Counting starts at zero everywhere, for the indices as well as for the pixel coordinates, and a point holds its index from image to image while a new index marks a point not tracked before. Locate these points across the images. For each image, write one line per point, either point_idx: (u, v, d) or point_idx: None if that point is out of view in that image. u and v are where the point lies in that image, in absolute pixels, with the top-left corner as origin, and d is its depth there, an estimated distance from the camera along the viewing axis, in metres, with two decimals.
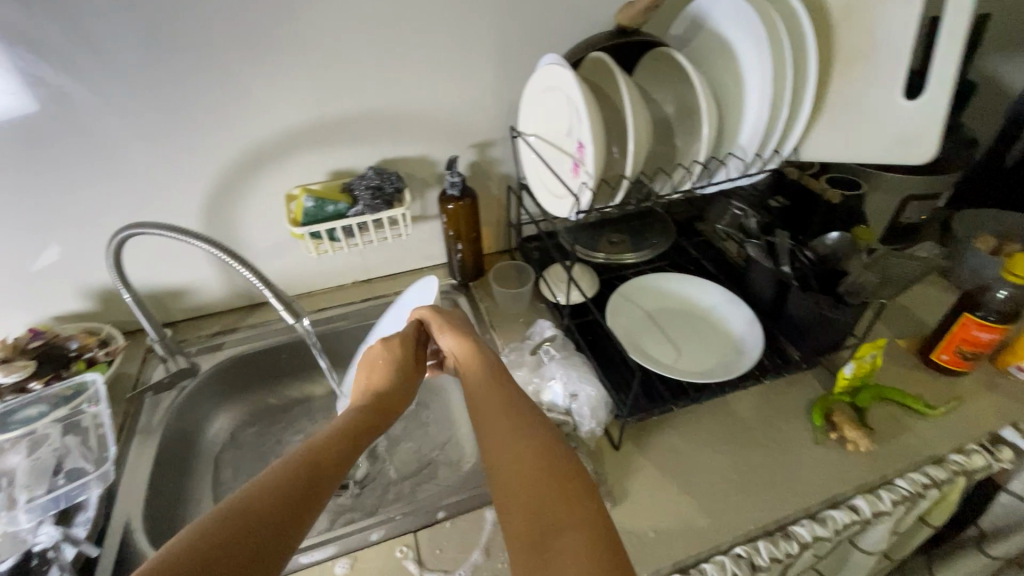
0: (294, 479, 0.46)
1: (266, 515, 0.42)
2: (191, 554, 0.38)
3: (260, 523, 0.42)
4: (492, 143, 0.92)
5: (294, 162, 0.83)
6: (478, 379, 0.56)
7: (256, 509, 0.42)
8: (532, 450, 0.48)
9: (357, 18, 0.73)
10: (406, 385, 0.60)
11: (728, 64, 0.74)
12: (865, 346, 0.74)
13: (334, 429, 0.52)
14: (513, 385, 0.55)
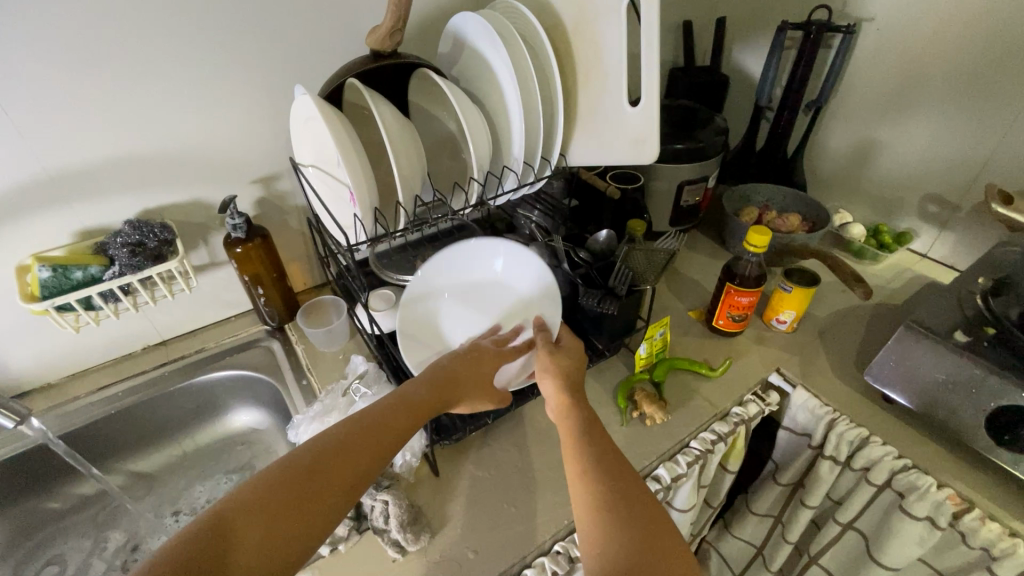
0: (348, 453, 0.52)
1: (320, 488, 0.49)
2: (225, 523, 0.46)
3: (313, 495, 0.49)
4: (277, 177, 0.87)
5: (22, 227, 0.71)
6: (582, 412, 0.59)
7: (287, 498, 0.48)
8: (629, 506, 0.51)
9: (66, 57, 0.64)
10: (477, 378, 0.64)
11: (488, 81, 0.76)
12: (653, 325, 0.81)
13: (396, 424, 0.56)
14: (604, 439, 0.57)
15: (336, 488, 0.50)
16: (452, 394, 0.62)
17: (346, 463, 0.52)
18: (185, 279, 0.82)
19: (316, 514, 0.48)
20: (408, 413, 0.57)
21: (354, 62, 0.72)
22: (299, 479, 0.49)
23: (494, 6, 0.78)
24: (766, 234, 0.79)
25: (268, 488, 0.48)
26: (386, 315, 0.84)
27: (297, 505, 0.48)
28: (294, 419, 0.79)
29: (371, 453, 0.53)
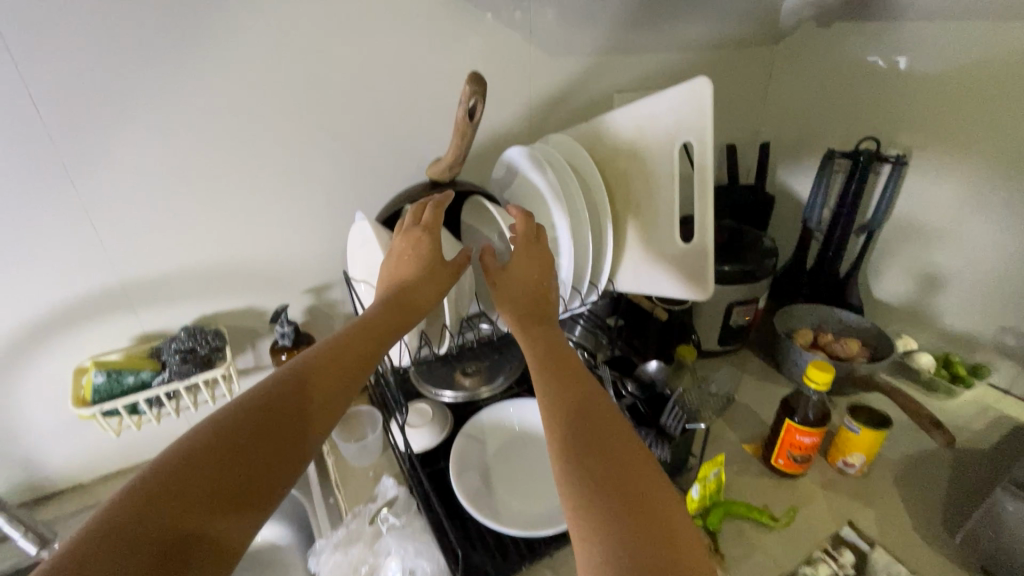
0: (313, 386, 0.52)
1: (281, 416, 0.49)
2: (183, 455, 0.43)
3: (276, 421, 0.48)
4: (329, 286, 0.90)
5: (89, 331, 0.74)
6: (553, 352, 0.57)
7: (241, 426, 0.47)
8: (582, 422, 0.47)
9: (157, 182, 0.71)
10: (432, 286, 0.63)
11: (538, 208, 0.79)
12: (707, 465, 0.74)
13: (348, 347, 0.56)
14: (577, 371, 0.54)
15: (306, 412, 0.50)
16: (414, 313, 0.62)
17: (310, 393, 0.51)
18: (229, 384, 0.83)
19: (292, 440, 0.48)
20: (372, 336, 0.58)
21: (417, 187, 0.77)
22: (258, 409, 0.48)
23: (547, 140, 0.83)
24: (828, 370, 0.75)
25: (228, 429, 0.46)
26: (421, 435, 0.81)
27: (265, 434, 0.47)
28: (315, 545, 0.74)
29: (340, 378, 0.53)
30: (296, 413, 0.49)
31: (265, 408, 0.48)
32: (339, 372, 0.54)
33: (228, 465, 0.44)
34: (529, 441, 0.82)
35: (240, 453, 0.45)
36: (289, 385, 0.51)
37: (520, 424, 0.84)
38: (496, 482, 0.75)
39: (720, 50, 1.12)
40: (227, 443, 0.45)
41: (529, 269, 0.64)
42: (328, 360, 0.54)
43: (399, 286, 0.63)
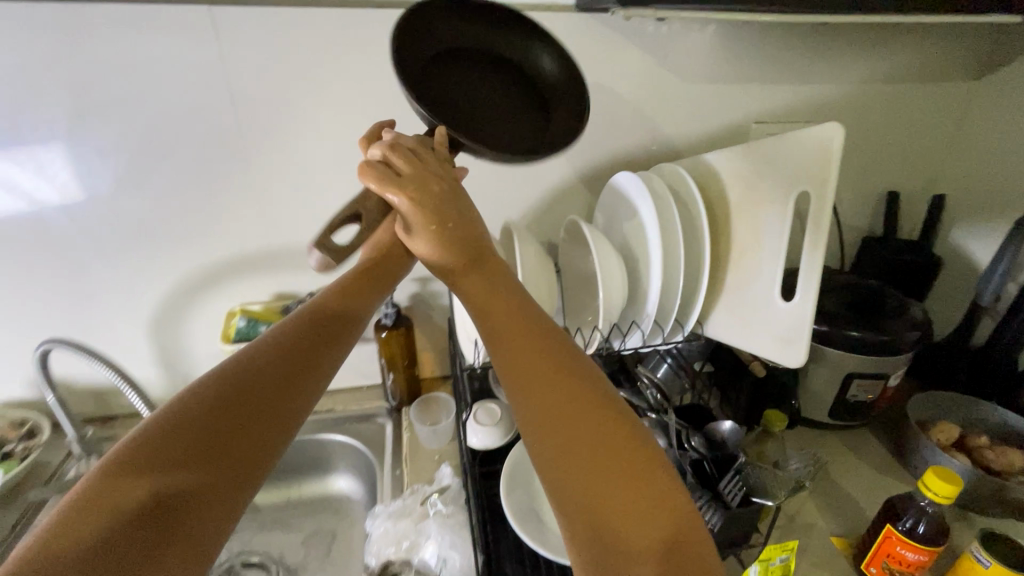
0: (299, 340, 0.44)
1: (246, 390, 0.39)
2: (143, 451, 0.34)
3: (247, 388, 0.39)
4: (434, 278, 0.97)
5: (243, 281, 0.91)
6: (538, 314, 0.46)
7: (201, 397, 0.38)
8: (570, 422, 0.39)
9: (307, 166, 0.84)
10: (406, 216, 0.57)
11: (636, 236, 0.77)
12: (773, 547, 0.67)
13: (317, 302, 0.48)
14: (564, 348, 0.43)
15: (295, 367, 0.42)
16: (410, 254, 0.56)
17: (301, 347, 0.44)
18: None
19: (277, 402, 0.40)
20: (361, 290, 0.51)
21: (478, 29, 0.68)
22: (221, 381, 0.39)
23: (658, 169, 0.81)
24: (953, 481, 0.62)
25: (188, 408, 0.37)
26: (484, 433, 0.84)
27: (249, 404, 0.39)
28: (376, 508, 0.81)
29: (317, 328, 0.46)
30: (287, 371, 0.42)
31: (238, 373, 0.40)
32: (326, 324, 0.46)
33: (199, 455, 0.35)
34: None
35: (211, 439, 0.36)
36: (270, 344, 0.43)
37: None
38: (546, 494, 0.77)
39: (897, 83, 0.97)
40: (195, 424, 0.36)
41: (436, 206, 0.48)
42: (303, 320, 0.46)
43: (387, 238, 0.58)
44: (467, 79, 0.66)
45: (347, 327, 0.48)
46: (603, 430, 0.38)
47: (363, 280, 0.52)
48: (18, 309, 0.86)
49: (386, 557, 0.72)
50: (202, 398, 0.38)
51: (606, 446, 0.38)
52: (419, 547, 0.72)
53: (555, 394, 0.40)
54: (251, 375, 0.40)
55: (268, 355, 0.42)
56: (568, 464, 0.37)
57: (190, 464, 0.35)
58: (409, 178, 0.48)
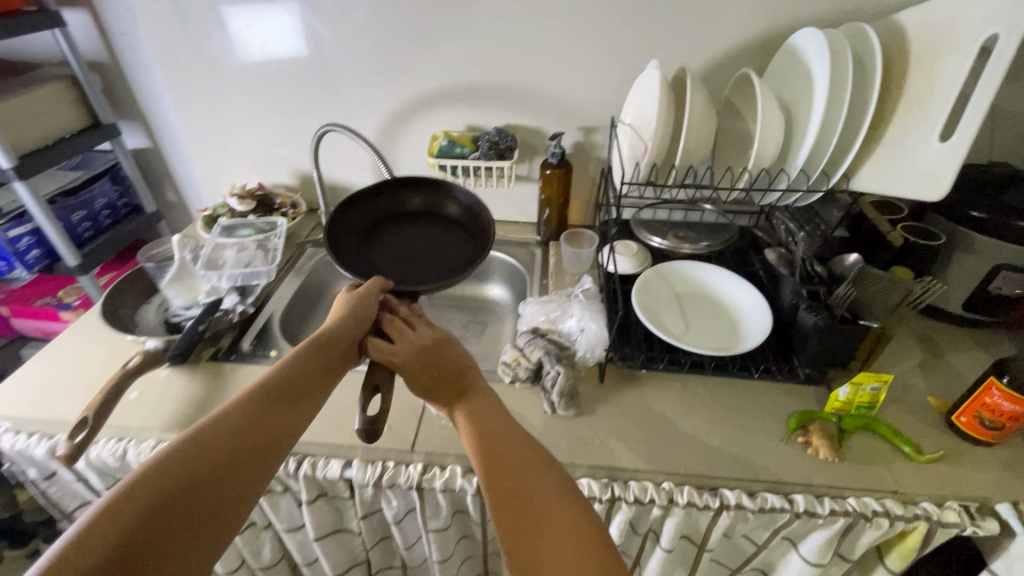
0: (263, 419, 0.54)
1: (245, 443, 0.51)
2: (148, 484, 0.45)
3: (243, 442, 0.51)
4: (597, 130, 1.10)
5: (446, 112, 1.12)
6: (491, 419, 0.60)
7: (203, 445, 0.49)
8: (525, 499, 0.50)
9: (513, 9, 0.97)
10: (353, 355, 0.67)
11: (805, 92, 0.82)
12: (868, 375, 0.76)
13: (291, 374, 0.59)
14: (519, 443, 0.56)
15: (257, 441, 0.52)
16: (348, 346, 0.66)
17: (265, 427, 0.53)
18: (507, 178, 1.14)
19: (263, 456, 0.52)
20: (318, 376, 0.61)
21: (405, 193, 0.97)
22: (221, 435, 0.50)
23: (842, 28, 0.83)
24: None
25: (184, 453, 0.47)
26: (624, 260, 1.00)
27: (227, 461, 0.50)
28: (527, 300, 1.02)
29: (300, 398, 0.58)
30: (258, 440, 0.52)
31: (212, 441, 0.49)
32: (299, 401, 0.58)
33: (190, 493, 0.46)
34: (714, 300, 0.95)
35: (199, 483, 0.47)
36: (242, 420, 0.52)
37: (712, 286, 0.97)
38: (669, 309, 0.92)
39: None
40: (186, 470, 0.47)
41: (446, 357, 0.66)
42: (282, 390, 0.57)
43: (324, 328, 0.65)
44: (398, 235, 0.95)
45: (312, 405, 0.59)
46: (551, 508, 0.49)
47: (309, 364, 0.61)
48: (289, 112, 1.15)
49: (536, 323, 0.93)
50: (182, 461, 0.47)
51: (549, 524, 0.48)
52: (563, 321, 0.91)
53: (508, 479, 0.52)
54: (216, 440, 0.50)
55: (241, 427, 0.52)
56: (518, 532, 0.48)
57: (178, 505, 0.45)
58: (402, 360, 0.65)
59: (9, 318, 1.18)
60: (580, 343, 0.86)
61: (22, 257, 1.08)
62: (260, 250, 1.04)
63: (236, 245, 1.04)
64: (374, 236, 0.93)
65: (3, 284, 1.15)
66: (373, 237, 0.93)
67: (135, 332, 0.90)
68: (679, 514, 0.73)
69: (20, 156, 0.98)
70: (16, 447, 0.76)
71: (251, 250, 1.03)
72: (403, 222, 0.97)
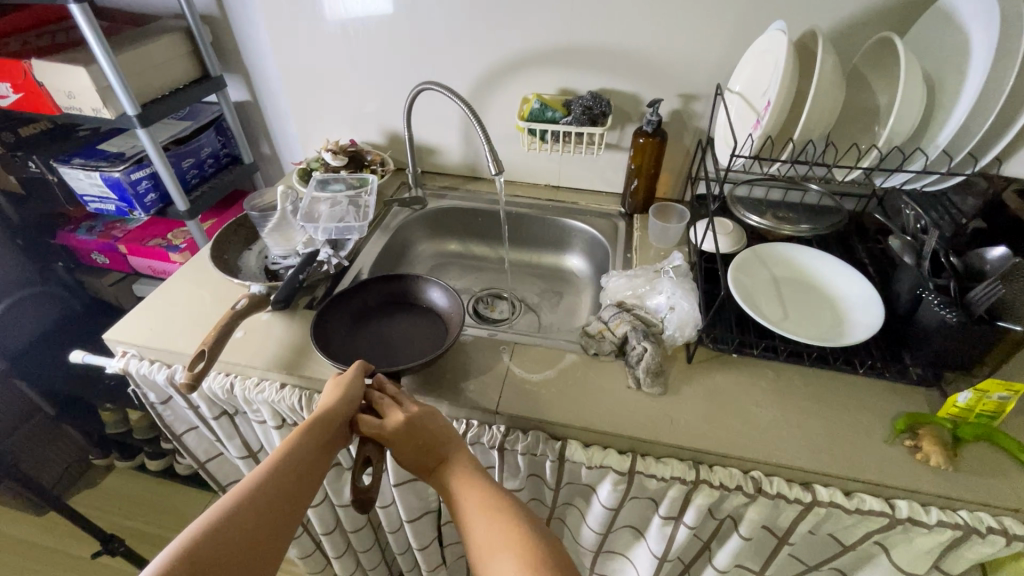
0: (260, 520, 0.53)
1: (246, 541, 0.51)
2: None
3: (243, 541, 0.51)
4: (698, 97, 1.04)
5: (540, 72, 1.08)
6: (483, 492, 0.60)
7: (204, 550, 0.49)
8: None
9: None
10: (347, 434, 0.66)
11: (958, 60, 0.73)
12: (998, 382, 0.69)
13: (288, 459, 0.59)
14: (511, 520, 0.56)
15: (260, 534, 0.53)
16: (342, 426, 0.65)
17: (266, 521, 0.53)
18: (597, 146, 1.10)
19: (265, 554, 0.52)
20: (316, 458, 0.61)
21: (382, 285, 0.93)
22: (222, 538, 0.50)
23: None
24: None
25: (185, 565, 0.47)
26: (719, 240, 0.95)
27: (233, 556, 0.50)
28: (610, 272, 1.00)
29: (299, 483, 0.58)
30: (258, 540, 0.52)
31: (211, 548, 0.49)
32: (299, 485, 0.58)
33: None
34: (816, 287, 0.89)
35: None
36: (243, 514, 0.53)
37: (815, 273, 0.90)
38: (766, 293, 0.87)
39: None
40: None
41: (438, 435, 0.65)
42: (282, 475, 0.57)
43: (316, 410, 0.64)
44: (384, 326, 0.90)
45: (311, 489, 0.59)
46: None
47: (302, 449, 0.60)
48: (382, 69, 1.15)
49: (622, 297, 0.91)
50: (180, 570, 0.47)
51: None
52: (651, 297, 0.89)
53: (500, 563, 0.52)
54: (213, 548, 0.49)
55: (242, 526, 0.52)
56: None
57: None
58: (391, 435, 0.64)
59: (126, 256, 1.29)
60: (669, 322, 0.83)
61: (141, 200, 1.17)
62: (352, 205, 1.07)
63: (330, 199, 1.07)
64: (362, 327, 0.89)
65: (123, 226, 1.29)
66: (355, 334, 0.88)
67: (240, 277, 0.96)
68: (766, 505, 0.71)
69: (142, 105, 1.05)
70: (142, 372, 0.84)
71: (344, 204, 1.07)
72: (384, 309, 0.93)
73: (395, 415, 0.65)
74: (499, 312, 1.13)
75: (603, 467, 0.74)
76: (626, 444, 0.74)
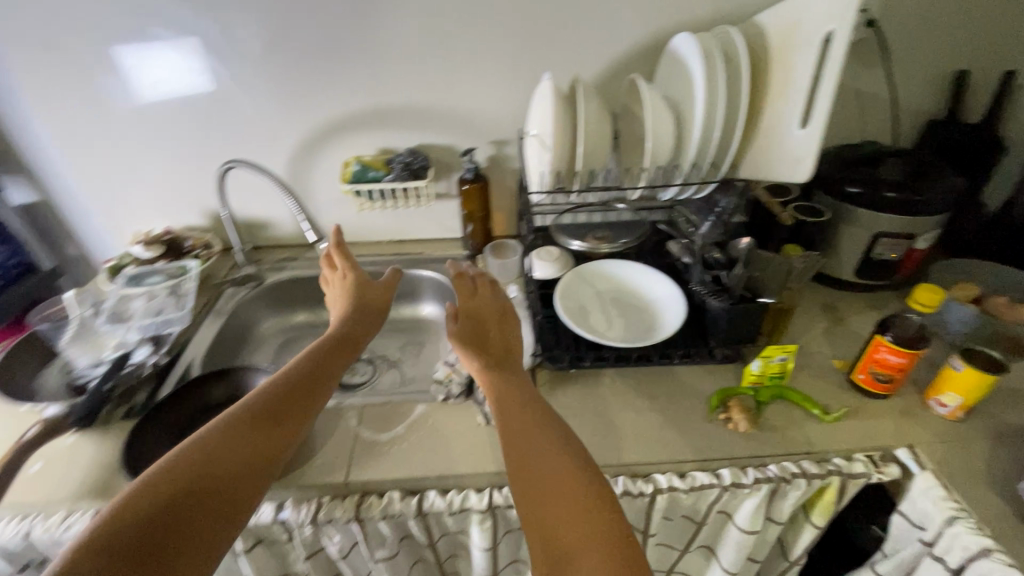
0: (243, 443, 0.62)
1: (271, 421, 0.65)
2: (198, 450, 0.59)
3: (271, 421, 0.65)
4: (507, 142, 1.13)
5: (357, 137, 1.11)
6: (526, 390, 0.71)
7: (238, 423, 0.63)
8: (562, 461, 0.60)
9: (409, 34, 0.99)
10: (373, 322, 0.86)
11: (688, 92, 0.88)
12: (775, 347, 0.82)
13: (312, 363, 0.74)
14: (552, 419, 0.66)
15: (281, 425, 0.66)
16: (361, 339, 0.82)
17: (286, 411, 0.67)
18: (426, 197, 1.15)
19: (284, 436, 0.65)
20: (331, 365, 0.76)
21: (207, 385, 0.87)
22: (251, 416, 0.65)
23: (715, 32, 0.90)
24: (936, 293, 0.74)
25: (224, 430, 0.62)
26: (546, 265, 1.02)
27: (263, 433, 0.64)
28: (458, 313, 1.03)
29: (319, 386, 0.72)
30: (255, 458, 0.62)
31: (246, 424, 0.63)
32: (319, 385, 0.72)
33: (228, 461, 0.60)
34: (633, 293, 0.99)
35: (236, 452, 0.61)
36: (269, 403, 0.67)
37: (631, 281, 1.01)
38: (590, 308, 0.96)
39: None
40: (223, 442, 0.61)
41: (487, 316, 0.81)
42: (306, 379, 0.72)
43: (339, 327, 0.82)
44: None
45: (326, 391, 0.73)
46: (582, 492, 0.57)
47: (318, 362, 0.75)
48: (190, 151, 1.10)
49: None
50: (218, 437, 0.61)
51: (583, 503, 0.56)
52: None
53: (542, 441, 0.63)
54: (244, 422, 0.64)
55: (268, 415, 0.66)
56: (556, 492, 0.57)
57: (217, 469, 0.58)
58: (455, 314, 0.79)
59: None
60: None
61: None
62: (172, 296, 1.01)
63: (146, 296, 0.99)
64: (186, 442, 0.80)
65: None
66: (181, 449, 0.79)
67: (35, 400, 0.84)
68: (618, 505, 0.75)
69: None
70: None
71: (162, 298, 1.00)
72: (210, 417, 0.85)
73: (469, 305, 0.82)
74: (359, 374, 1.10)
75: (464, 510, 0.74)
76: (482, 481, 0.75)
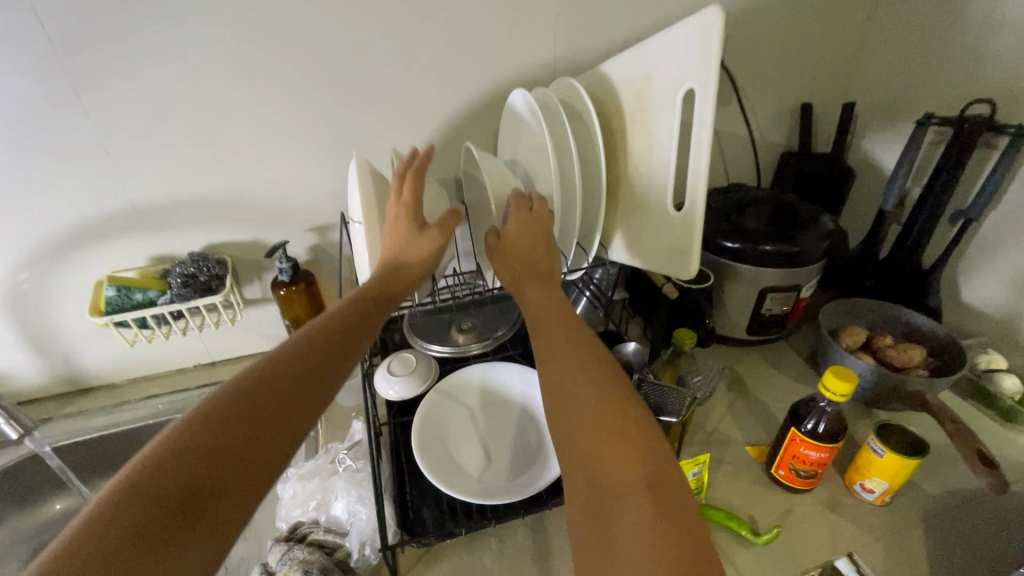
0: (249, 416, 0.44)
1: (300, 384, 0.49)
2: (206, 420, 0.42)
3: (304, 380, 0.49)
4: (331, 228, 0.90)
5: (107, 247, 0.80)
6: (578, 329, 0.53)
7: (262, 383, 0.47)
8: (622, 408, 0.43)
9: (156, 110, 0.71)
10: (420, 266, 0.68)
11: (537, 160, 0.72)
12: (686, 464, 0.67)
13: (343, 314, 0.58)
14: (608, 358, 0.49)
15: (311, 387, 0.49)
16: (403, 285, 0.67)
17: (317, 367, 0.51)
18: (232, 310, 0.87)
19: (320, 395, 0.49)
20: (367, 323, 0.60)
21: None
22: (276, 377, 0.48)
23: (554, 86, 0.76)
24: (850, 378, 0.62)
25: (234, 396, 0.45)
26: (401, 384, 0.78)
27: (291, 394, 0.47)
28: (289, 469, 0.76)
29: (351, 343, 0.56)
30: (271, 419, 0.45)
31: (265, 384, 0.47)
32: (356, 339, 0.57)
33: (244, 431, 0.43)
34: (514, 407, 0.79)
35: (259, 422, 0.44)
36: (294, 359, 0.50)
37: (511, 390, 0.81)
38: (461, 439, 0.74)
39: None
40: (237, 408, 0.44)
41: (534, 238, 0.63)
42: (338, 332, 0.56)
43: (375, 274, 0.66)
44: None
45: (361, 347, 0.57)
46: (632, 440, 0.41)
47: (355, 312, 0.60)
48: None
49: (296, 519, 0.68)
50: (229, 403, 0.44)
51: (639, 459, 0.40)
52: (329, 506, 0.67)
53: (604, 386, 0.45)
54: (265, 383, 0.47)
55: (292, 374, 0.49)
56: (616, 449, 0.41)
57: (234, 447, 0.42)
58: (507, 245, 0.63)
59: None
60: (351, 536, 0.64)
61: None
62: None
63: None
64: None
65: None
66: None
67: None
68: None
69: None
70: None
71: None
72: None
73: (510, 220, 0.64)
74: None
75: None
76: None
